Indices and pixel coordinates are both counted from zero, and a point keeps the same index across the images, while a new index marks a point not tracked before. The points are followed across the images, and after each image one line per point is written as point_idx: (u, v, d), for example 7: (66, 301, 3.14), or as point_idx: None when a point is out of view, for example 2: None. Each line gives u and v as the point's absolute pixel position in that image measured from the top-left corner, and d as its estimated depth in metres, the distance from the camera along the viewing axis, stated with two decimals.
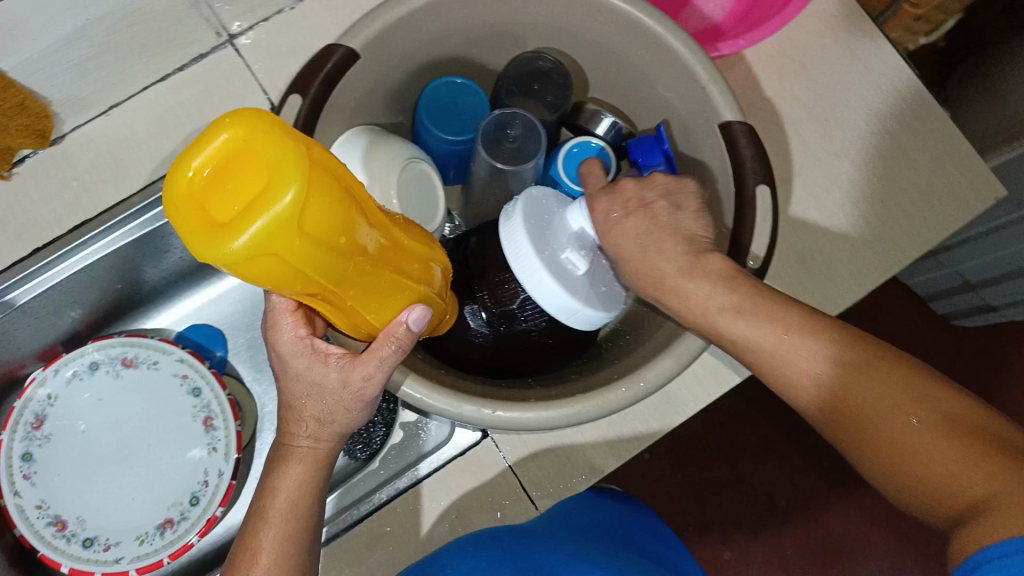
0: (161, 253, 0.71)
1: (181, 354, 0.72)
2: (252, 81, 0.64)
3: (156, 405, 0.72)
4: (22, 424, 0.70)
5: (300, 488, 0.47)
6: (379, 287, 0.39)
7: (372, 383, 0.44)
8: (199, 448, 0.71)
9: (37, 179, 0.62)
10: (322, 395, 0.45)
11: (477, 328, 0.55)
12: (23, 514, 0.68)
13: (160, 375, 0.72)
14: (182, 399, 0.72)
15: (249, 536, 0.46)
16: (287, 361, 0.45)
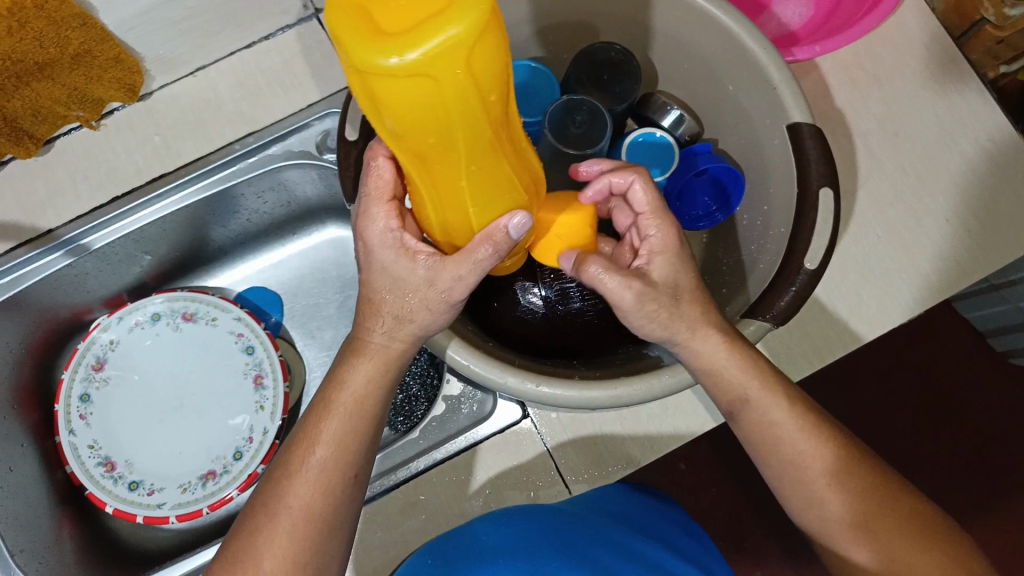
0: (230, 214, 0.73)
1: (239, 313, 0.74)
2: (333, 55, 0.67)
3: (210, 359, 0.75)
4: (83, 365, 0.73)
5: (365, 391, 0.48)
6: (492, 176, 0.39)
7: (461, 284, 0.45)
8: (246, 406, 0.73)
9: (123, 130, 0.66)
10: (404, 292, 0.46)
11: (529, 304, 0.57)
12: (76, 452, 0.70)
13: (217, 331, 0.75)
14: (236, 355, 0.74)
15: (312, 425, 0.48)
16: (375, 251, 0.46)
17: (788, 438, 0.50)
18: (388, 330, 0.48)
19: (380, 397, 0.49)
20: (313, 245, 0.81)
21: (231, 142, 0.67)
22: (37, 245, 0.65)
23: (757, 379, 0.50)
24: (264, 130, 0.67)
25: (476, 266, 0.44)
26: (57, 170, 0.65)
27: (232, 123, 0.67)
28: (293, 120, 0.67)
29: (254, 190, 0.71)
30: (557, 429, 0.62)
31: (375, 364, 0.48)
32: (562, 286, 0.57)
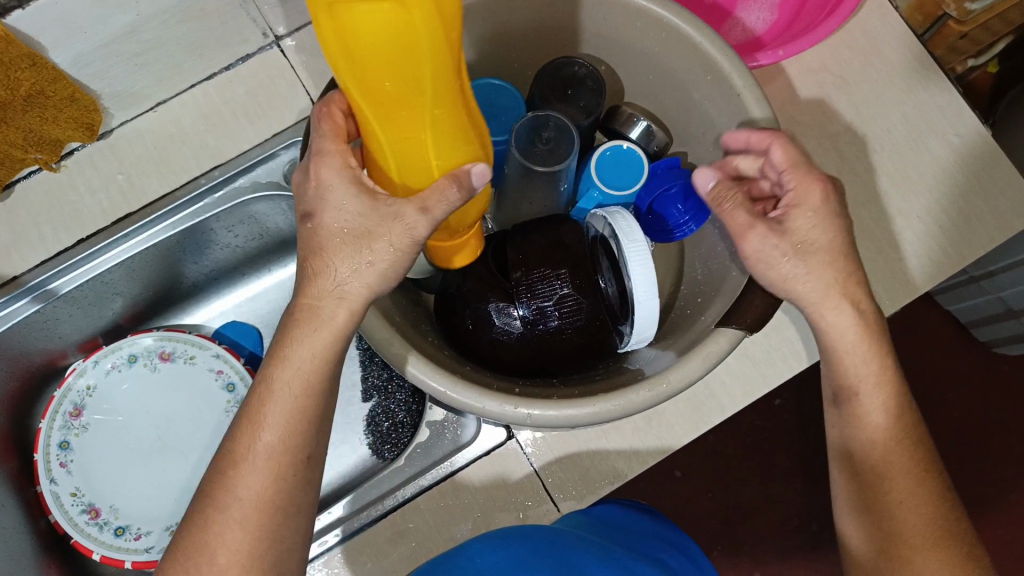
0: (203, 250, 0.72)
1: (218, 350, 0.73)
2: (297, 83, 0.66)
3: (192, 395, 0.74)
4: (61, 412, 0.72)
5: (305, 369, 0.45)
6: (450, 130, 0.41)
7: (425, 220, 0.43)
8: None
9: (84, 169, 0.65)
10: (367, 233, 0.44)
11: (504, 327, 0.53)
12: (58, 501, 0.70)
13: (196, 369, 0.74)
14: (217, 393, 0.73)
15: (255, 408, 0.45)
16: (328, 192, 0.44)
17: (871, 400, 0.51)
18: (338, 283, 0.44)
19: None
20: (290, 277, 0.80)
21: (197, 176, 0.66)
22: (5, 292, 0.64)
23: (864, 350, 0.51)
24: (227, 164, 0.66)
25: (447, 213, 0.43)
26: (18, 215, 0.64)
27: (197, 157, 0.66)
28: (258, 152, 0.66)
29: (224, 224, 0.70)
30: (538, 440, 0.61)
31: (310, 341, 0.45)
32: (539, 306, 0.53)
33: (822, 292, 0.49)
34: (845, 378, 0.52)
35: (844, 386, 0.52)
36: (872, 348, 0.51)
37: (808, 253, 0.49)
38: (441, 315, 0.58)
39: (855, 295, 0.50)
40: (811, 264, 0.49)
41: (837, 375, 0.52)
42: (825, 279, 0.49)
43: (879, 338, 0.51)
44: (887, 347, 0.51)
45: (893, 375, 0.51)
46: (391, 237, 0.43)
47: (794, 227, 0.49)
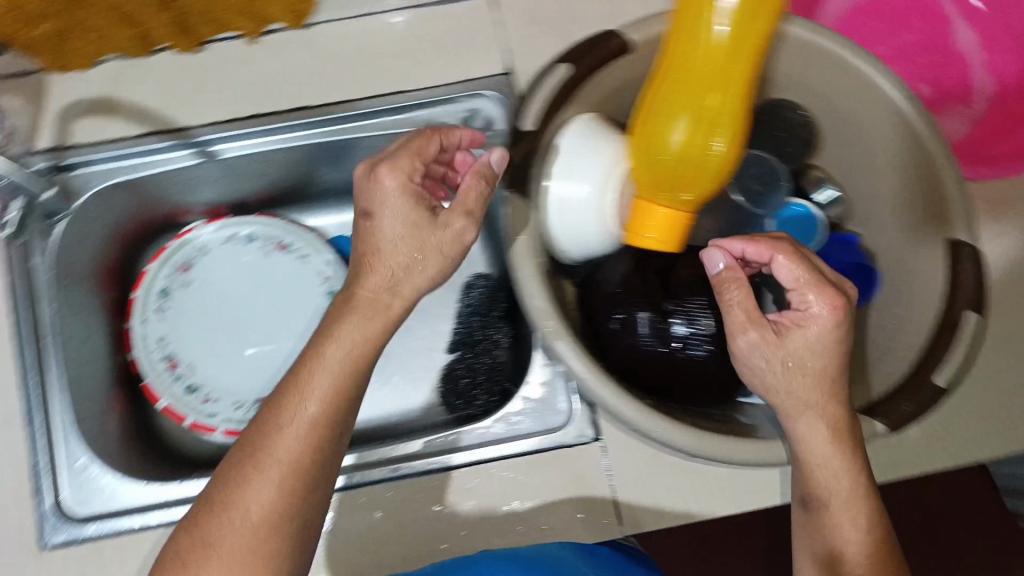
0: (354, 160, 0.73)
1: (332, 257, 0.76)
2: (500, 38, 0.67)
3: (292, 289, 0.76)
4: (172, 262, 0.75)
5: (332, 386, 0.49)
6: (727, 94, 0.50)
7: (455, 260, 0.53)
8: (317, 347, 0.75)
9: (278, 51, 0.66)
10: (399, 241, 0.51)
11: (648, 338, 0.54)
12: (144, 341, 0.73)
13: (305, 267, 0.77)
14: (318, 295, 0.76)
15: (264, 447, 0.47)
16: (381, 225, 0.52)
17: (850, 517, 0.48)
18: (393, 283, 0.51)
19: (344, 381, 0.49)
20: None
21: (381, 94, 0.67)
22: (170, 138, 0.66)
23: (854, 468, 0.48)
24: (415, 93, 0.67)
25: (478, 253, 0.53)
26: (205, 72, 0.66)
27: (385, 76, 0.67)
28: (445, 90, 0.67)
29: (388, 146, 0.71)
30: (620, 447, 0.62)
31: (337, 356, 0.49)
32: (693, 330, 0.54)
33: (801, 408, 0.48)
34: (813, 484, 0.49)
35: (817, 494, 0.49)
36: (844, 461, 0.48)
37: (801, 374, 0.47)
38: (584, 308, 0.59)
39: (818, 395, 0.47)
40: (797, 381, 0.48)
41: (806, 483, 0.50)
42: (807, 399, 0.47)
43: (854, 454, 0.48)
44: (859, 448, 0.48)
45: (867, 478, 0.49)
46: (441, 241, 0.52)
47: (788, 343, 0.47)
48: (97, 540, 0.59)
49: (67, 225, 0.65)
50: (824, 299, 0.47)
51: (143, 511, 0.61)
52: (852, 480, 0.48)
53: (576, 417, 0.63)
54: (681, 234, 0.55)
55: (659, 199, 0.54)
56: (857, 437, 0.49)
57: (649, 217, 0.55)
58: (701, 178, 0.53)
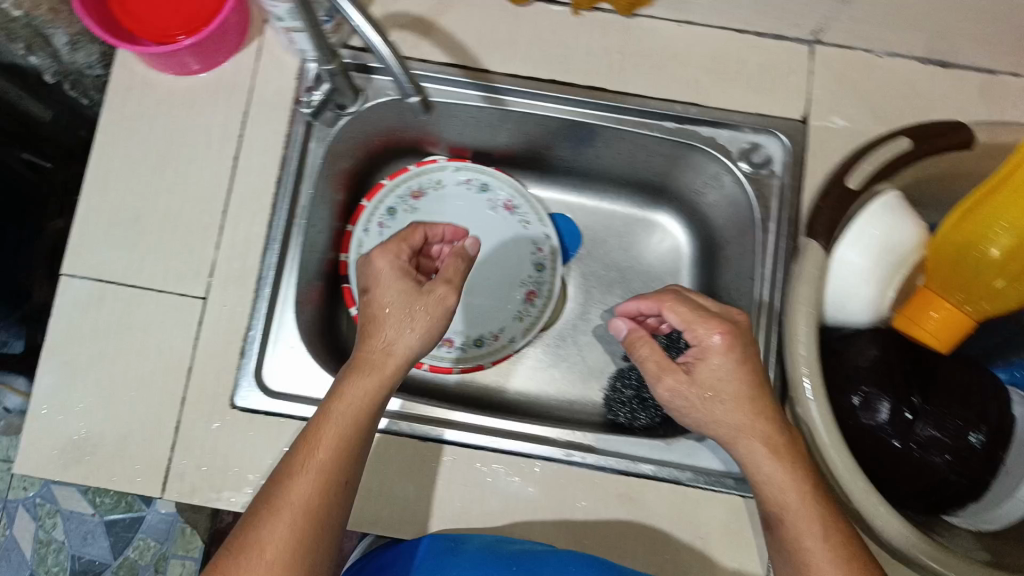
0: (615, 154, 0.73)
1: (551, 232, 0.77)
2: (805, 86, 0.67)
3: (503, 249, 0.78)
4: (406, 185, 0.77)
5: (338, 437, 0.49)
6: None
7: (401, 353, 0.52)
8: (509, 310, 0.77)
9: (595, 29, 0.68)
10: (378, 341, 0.52)
11: (883, 420, 0.56)
12: (359, 248, 0.75)
13: (523, 233, 0.78)
14: (525, 263, 0.77)
15: (279, 492, 0.46)
16: (380, 277, 0.55)
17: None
18: (388, 343, 0.52)
19: (359, 423, 0.50)
20: (638, 218, 0.80)
21: (678, 101, 0.67)
22: (470, 76, 0.67)
23: (791, 471, 0.50)
24: (707, 109, 0.67)
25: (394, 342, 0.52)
26: (521, 27, 0.68)
27: (686, 82, 0.67)
28: (738, 117, 0.67)
29: (659, 152, 0.71)
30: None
31: (346, 411, 0.50)
32: (928, 430, 0.56)
33: (733, 432, 0.51)
34: (773, 505, 0.50)
35: (778, 515, 0.49)
36: (817, 514, 0.48)
37: (717, 404, 0.52)
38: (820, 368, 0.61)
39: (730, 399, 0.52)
40: (719, 409, 0.52)
41: (766, 502, 0.50)
42: (736, 422, 0.51)
43: (795, 458, 0.50)
44: (809, 473, 0.50)
45: (817, 494, 0.49)
46: (432, 302, 0.54)
47: (699, 377, 0.53)
48: (290, 418, 0.62)
49: (348, 122, 0.68)
50: (700, 318, 0.54)
51: None
52: (796, 480, 0.49)
53: None
54: (955, 339, 0.56)
55: (946, 298, 0.56)
56: (796, 445, 0.51)
57: (925, 307, 0.57)
58: (995, 293, 0.53)
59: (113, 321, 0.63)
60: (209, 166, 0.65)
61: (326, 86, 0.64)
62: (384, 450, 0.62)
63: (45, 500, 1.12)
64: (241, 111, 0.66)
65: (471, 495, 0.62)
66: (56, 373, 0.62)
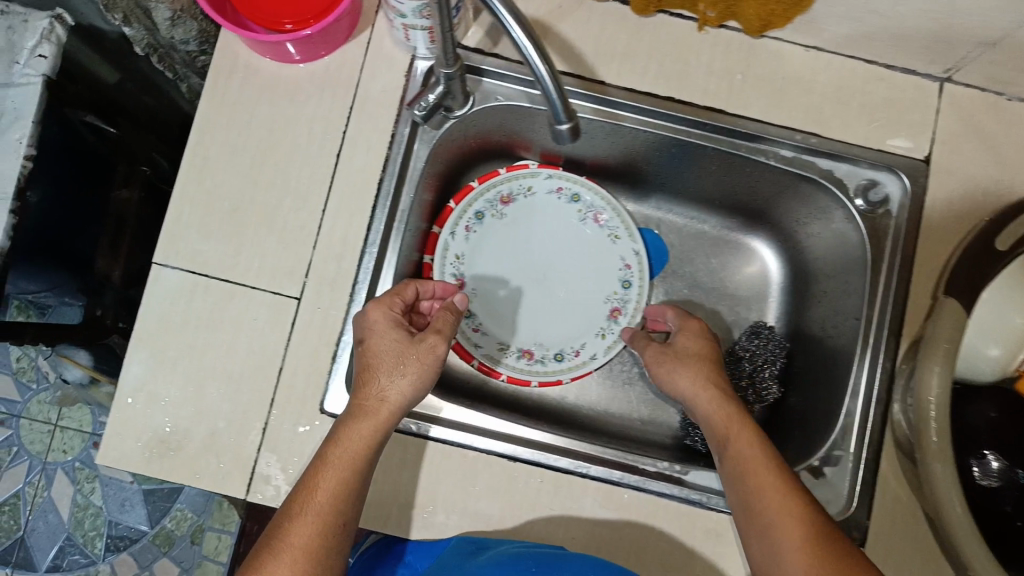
0: (716, 176, 0.71)
1: (640, 249, 0.75)
2: (931, 124, 0.65)
3: (589, 262, 0.75)
4: (497, 190, 0.74)
5: (337, 482, 0.50)
6: None
7: (392, 398, 0.54)
8: (591, 326, 0.74)
9: (718, 47, 0.65)
10: (376, 381, 0.54)
11: (996, 479, 0.55)
12: (444, 252, 0.72)
13: (611, 249, 0.75)
14: (612, 278, 0.75)
15: (280, 537, 0.47)
16: (376, 335, 0.56)
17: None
18: (380, 393, 0.54)
19: (363, 461, 0.52)
20: (729, 241, 0.78)
21: (795, 130, 0.65)
22: (585, 87, 0.64)
23: (760, 462, 0.54)
24: (826, 140, 0.65)
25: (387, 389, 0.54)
26: (642, 40, 0.65)
27: (808, 110, 0.65)
28: (857, 151, 0.65)
29: (765, 177, 0.68)
30: (890, 562, 0.59)
31: (344, 456, 0.51)
32: None
33: (693, 390, 0.61)
34: (746, 496, 0.53)
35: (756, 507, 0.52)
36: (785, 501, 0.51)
37: (681, 372, 0.62)
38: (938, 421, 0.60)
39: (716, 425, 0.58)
40: (685, 377, 0.62)
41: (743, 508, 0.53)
42: (697, 382, 0.61)
43: (763, 456, 0.54)
44: (770, 457, 0.54)
45: (774, 468, 0.53)
46: (420, 354, 0.55)
47: (673, 346, 0.65)
48: None
49: (452, 125, 0.65)
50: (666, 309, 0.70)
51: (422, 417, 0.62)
52: (762, 470, 0.53)
53: (844, 513, 0.60)
54: None
55: None
56: (762, 446, 0.55)
57: None
58: None
59: (205, 314, 0.61)
60: (311, 159, 0.63)
61: (441, 88, 0.60)
62: (471, 468, 0.61)
63: (85, 463, 1.11)
64: (346, 104, 0.64)
65: (559, 520, 0.60)
66: (145, 363, 0.60)
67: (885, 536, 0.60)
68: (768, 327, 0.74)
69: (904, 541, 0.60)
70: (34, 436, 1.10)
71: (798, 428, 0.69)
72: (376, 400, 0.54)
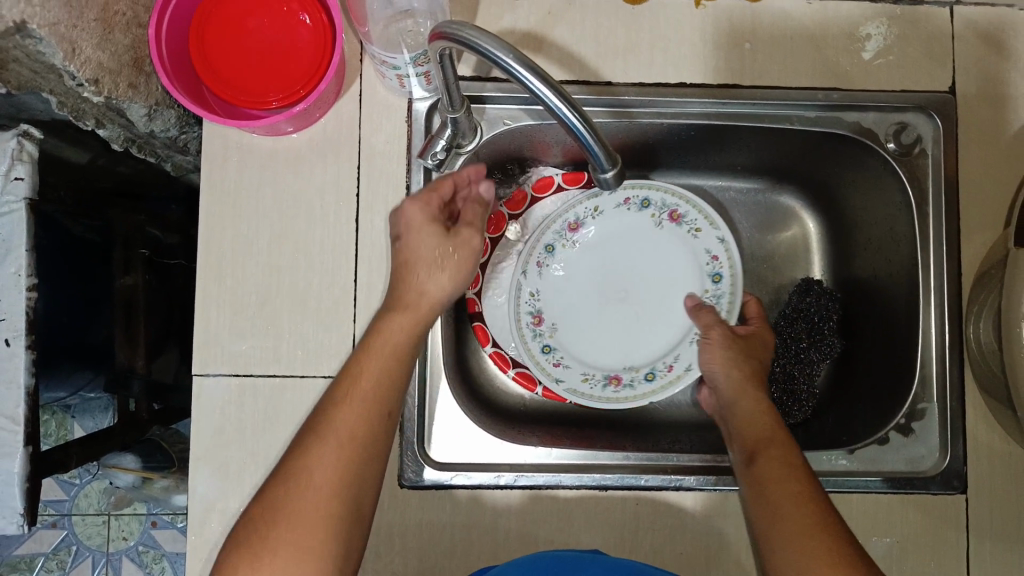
0: (736, 149, 0.69)
1: (726, 235, 0.69)
2: (949, 53, 0.63)
3: (671, 271, 0.72)
4: (563, 220, 0.71)
5: (382, 373, 0.50)
6: None
7: (429, 288, 0.52)
8: (684, 332, 0.70)
9: (720, 20, 0.62)
10: (413, 269, 0.53)
11: None
12: (519, 294, 0.70)
13: (693, 244, 0.71)
14: (700, 277, 0.71)
15: (320, 438, 0.48)
16: (413, 230, 0.53)
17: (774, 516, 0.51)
18: (419, 286, 0.52)
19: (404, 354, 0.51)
20: (756, 205, 0.75)
21: (814, 90, 0.62)
22: (593, 91, 0.61)
23: (764, 439, 0.56)
24: (848, 93, 0.63)
25: (426, 277, 0.53)
26: (641, 29, 0.62)
27: (822, 67, 0.63)
28: (882, 97, 0.63)
29: (790, 141, 0.66)
30: (990, 503, 0.60)
31: (388, 346, 0.51)
32: None
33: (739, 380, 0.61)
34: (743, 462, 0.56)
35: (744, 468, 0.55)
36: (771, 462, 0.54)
37: (729, 364, 0.62)
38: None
39: (751, 422, 0.58)
40: (729, 366, 0.62)
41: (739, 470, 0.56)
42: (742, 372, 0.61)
43: (771, 433, 0.56)
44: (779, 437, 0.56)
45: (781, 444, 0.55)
46: (459, 253, 0.53)
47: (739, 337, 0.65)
48: (463, 488, 0.60)
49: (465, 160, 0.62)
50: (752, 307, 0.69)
51: (504, 468, 0.61)
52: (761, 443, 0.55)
53: (939, 466, 0.60)
54: None
55: None
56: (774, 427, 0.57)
57: None
58: None
59: (263, 413, 0.58)
60: (331, 229, 0.60)
61: (449, 131, 0.56)
62: (562, 508, 0.60)
63: (147, 546, 1.09)
64: (353, 164, 0.61)
65: (660, 538, 0.60)
66: (213, 479, 0.58)
67: (978, 480, 0.60)
68: (819, 283, 0.71)
69: (997, 481, 0.60)
70: (90, 531, 1.09)
71: (867, 380, 0.68)
72: (415, 289, 0.52)
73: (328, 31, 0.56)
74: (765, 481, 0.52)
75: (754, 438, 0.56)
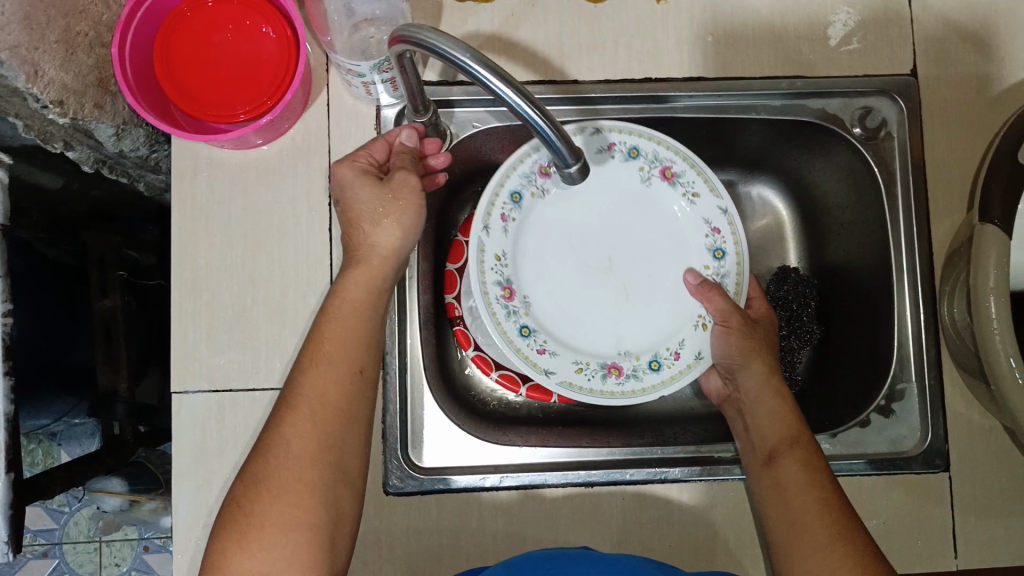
0: (705, 141, 0.69)
1: (728, 206, 0.60)
2: (909, 37, 0.64)
3: (664, 237, 0.63)
4: (533, 161, 0.60)
5: (346, 333, 0.50)
6: None
7: (383, 237, 0.52)
8: (687, 315, 0.62)
9: (681, 15, 0.63)
10: (361, 223, 0.53)
11: None
12: (483, 259, 0.59)
13: (690, 211, 0.62)
14: (700, 251, 0.62)
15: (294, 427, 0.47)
16: (350, 188, 0.53)
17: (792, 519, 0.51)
18: (368, 240, 0.52)
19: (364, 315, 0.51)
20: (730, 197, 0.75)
21: (778, 78, 0.63)
22: (558, 90, 0.62)
23: (782, 437, 0.56)
24: (812, 80, 0.63)
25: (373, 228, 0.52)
26: (604, 26, 0.63)
27: (785, 56, 0.63)
28: (845, 82, 0.63)
29: (757, 130, 0.66)
30: (973, 478, 0.60)
31: (349, 307, 0.51)
32: None
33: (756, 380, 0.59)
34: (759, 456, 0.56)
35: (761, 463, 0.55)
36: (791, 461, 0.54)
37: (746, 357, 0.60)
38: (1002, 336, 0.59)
39: (768, 415, 0.57)
40: (745, 361, 0.60)
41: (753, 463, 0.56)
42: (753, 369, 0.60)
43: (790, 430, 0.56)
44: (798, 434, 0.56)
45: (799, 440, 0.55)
46: (404, 200, 0.53)
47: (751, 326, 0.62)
48: (449, 491, 0.60)
49: None
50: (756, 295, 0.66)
51: (489, 469, 0.60)
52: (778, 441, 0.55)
53: (922, 446, 0.61)
54: None
55: None
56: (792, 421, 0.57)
57: None
58: None
59: (244, 426, 0.58)
60: (304, 238, 0.60)
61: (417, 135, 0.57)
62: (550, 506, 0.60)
63: (140, 571, 1.08)
64: (323, 173, 0.61)
65: (648, 530, 0.60)
66: (196, 496, 0.57)
67: (960, 456, 0.61)
68: (795, 271, 0.73)
69: (979, 456, 0.61)
70: (82, 558, 1.08)
71: (846, 363, 0.68)
72: (367, 241, 0.52)
73: (292, 42, 0.56)
74: (786, 482, 0.53)
75: (773, 437, 0.56)
